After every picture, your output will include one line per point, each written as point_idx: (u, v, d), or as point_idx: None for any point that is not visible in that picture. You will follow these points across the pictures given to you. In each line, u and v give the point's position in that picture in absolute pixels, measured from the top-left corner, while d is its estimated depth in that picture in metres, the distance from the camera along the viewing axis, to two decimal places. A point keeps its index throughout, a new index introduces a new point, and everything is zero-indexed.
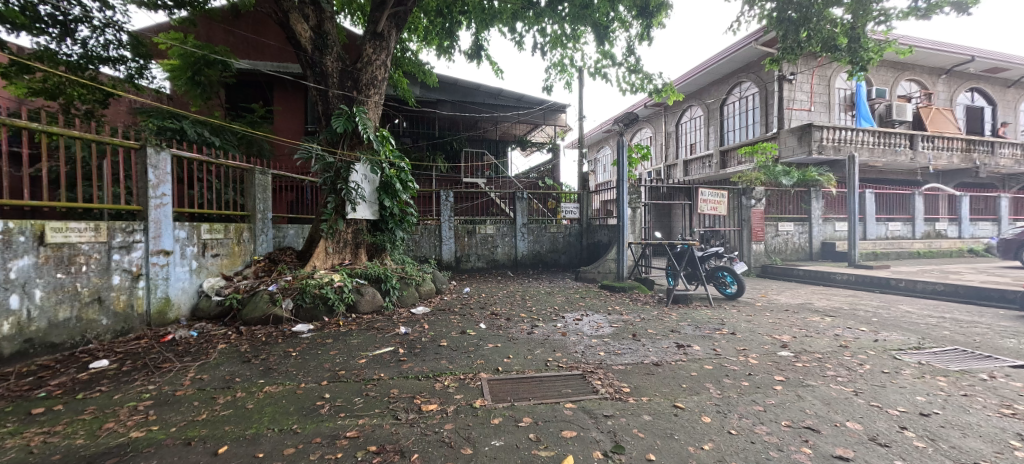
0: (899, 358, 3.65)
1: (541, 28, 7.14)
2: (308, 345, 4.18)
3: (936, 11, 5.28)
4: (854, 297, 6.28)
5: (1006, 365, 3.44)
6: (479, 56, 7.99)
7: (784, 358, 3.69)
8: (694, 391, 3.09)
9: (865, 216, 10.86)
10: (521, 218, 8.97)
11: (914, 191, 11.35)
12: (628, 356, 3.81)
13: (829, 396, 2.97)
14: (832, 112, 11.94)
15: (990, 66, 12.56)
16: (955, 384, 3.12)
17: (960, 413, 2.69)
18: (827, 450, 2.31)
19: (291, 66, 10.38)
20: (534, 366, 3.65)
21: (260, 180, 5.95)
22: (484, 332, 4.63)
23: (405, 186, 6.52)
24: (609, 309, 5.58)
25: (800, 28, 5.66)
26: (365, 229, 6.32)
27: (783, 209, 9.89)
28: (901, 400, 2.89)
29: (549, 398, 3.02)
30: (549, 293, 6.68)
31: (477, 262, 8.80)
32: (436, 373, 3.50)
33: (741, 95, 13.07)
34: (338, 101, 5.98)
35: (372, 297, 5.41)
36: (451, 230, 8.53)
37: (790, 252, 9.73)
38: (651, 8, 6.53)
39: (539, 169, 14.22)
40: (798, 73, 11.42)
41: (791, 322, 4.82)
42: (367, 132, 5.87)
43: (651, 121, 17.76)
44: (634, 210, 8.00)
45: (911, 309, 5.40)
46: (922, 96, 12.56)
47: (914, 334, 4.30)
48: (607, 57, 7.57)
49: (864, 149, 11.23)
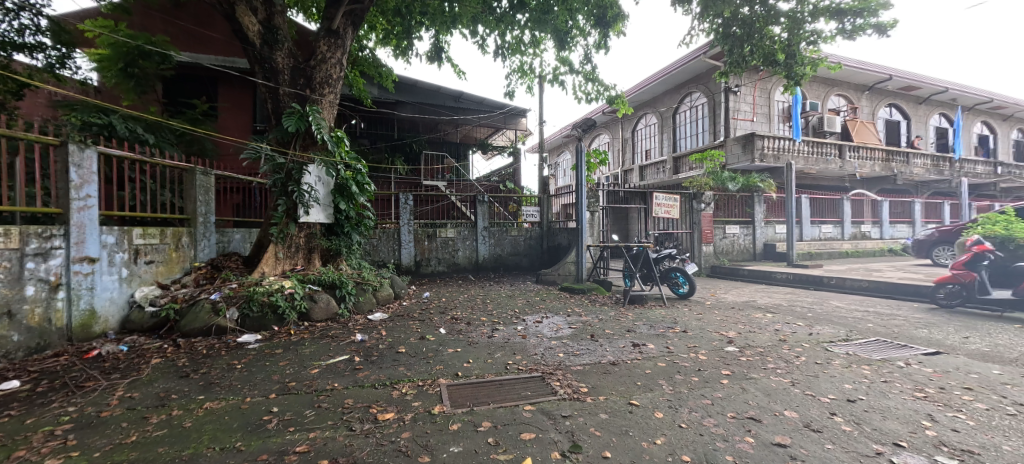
0: (830, 349, 3.95)
1: (501, 32, 7.19)
2: (255, 356, 3.93)
3: (860, 33, 5.81)
4: (792, 294, 6.77)
5: (920, 353, 3.82)
6: (439, 59, 7.92)
7: (731, 353, 3.90)
8: (648, 388, 3.19)
9: (802, 219, 11.74)
10: (482, 222, 8.95)
11: (844, 197, 12.42)
12: (586, 356, 3.88)
13: (770, 387, 3.16)
14: (772, 123, 12.86)
15: (905, 85, 14.01)
16: (877, 371, 3.42)
17: (881, 398, 2.94)
18: (768, 438, 2.45)
19: (238, 61, 9.84)
20: (494, 370, 3.63)
21: (202, 180, 5.56)
22: (444, 337, 4.56)
23: (362, 189, 6.29)
24: (569, 310, 5.67)
25: (744, 44, 6.07)
26: (319, 233, 6.06)
27: (730, 213, 10.50)
28: (832, 388, 3.13)
29: (509, 401, 3.01)
30: (510, 296, 6.69)
31: (437, 266, 8.67)
32: (393, 380, 3.39)
33: (691, 105, 13.79)
34: (289, 98, 5.71)
35: (326, 304, 5.17)
36: (411, 234, 8.34)
37: (736, 253, 10.34)
38: (608, 18, 6.74)
39: (501, 172, 14.27)
40: (742, 85, 12.23)
41: (736, 319, 5.11)
42: (321, 133, 5.67)
43: (609, 127, 18.32)
44: (593, 213, 8.21)
45: (840, 304, 5.88)
46: (849, 110, 13.81)
47: (844, 327, 4.68)
48: (567, 64, 7.73)
49: (801, 158, 12.16)
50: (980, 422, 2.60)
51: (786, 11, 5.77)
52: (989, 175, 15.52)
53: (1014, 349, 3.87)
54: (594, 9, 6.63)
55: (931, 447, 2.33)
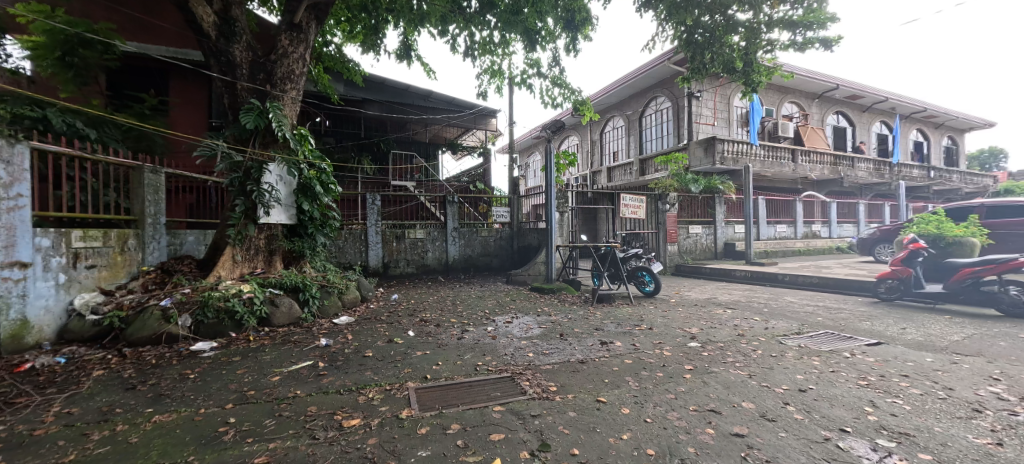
0: (783, 342, 4.16)
1: (470, 32, 7.16)
2: (209, 365, 3.71)
3: (809, 46, 6.18)
4: (750, 291, 7.10)
5: (863, 344, 4.09)
6: (408, 57, 7.80)
7: (693, 349, 4.04)
8: (615, 385, 3.25)
9: (759, 219, 12.35)
10: (451, 222, 8.88)
11: (796, 198, 13.17)
12: (555, 355, 3.91)
13: (729, 380, 3.30)
14: (732, 127, 13.48)
15: (851, 94, 15.02)
16: (826, 362, 3.64)
17: (829, 387, 3.13)
18: (727, 429, 2.55)
19: (192, 53, 9.42)
20: (463, 372, 3.59)
21: (151, 179, 5.22)
22: (413, 340, 4.48)
23: (326, 188, 6.07)
24: (539, 310, 5.71)
25: (705, 51, 6.34)
26: (281, 234, 5.82)
27: (694, 213, 10.91)
28: (785, 379, 3.30)
29: (478, 403, 2.98)
30: (480, 297, 6.67)
31: (407, 268, 8.52)
32: (360, 385, 3.30)
33: (657, 109, 14.23)
34: (248, 94, 5.46)
35: (288, 309, 4.97)
36: (379, 235, 8.15)
37: (699, 252, 10.73)
38: (576, 22, 6.84)
39: (472, 172, 14.21)
40: (704, 90, 12.75)
41: (699, 315, 5.31)
42: (283, 131, 5.49)
43: (578, 129, 18.59)
44: (562, 214, 8.33)
45: (792, 300, 6.22)
46: (801, 116, 14.67)
47: (796, 321, 4.96)
48: (536, 66, 7.80)
49: (758, 161, 12.80)
50: (915, 407, 2.81)
51: (744, 21, 6.01)
52: (924, 178, 16.87)
53: (945, 338, 4.21)
54: (563, 12, 6.71)
55: (872, 431, 2.50)
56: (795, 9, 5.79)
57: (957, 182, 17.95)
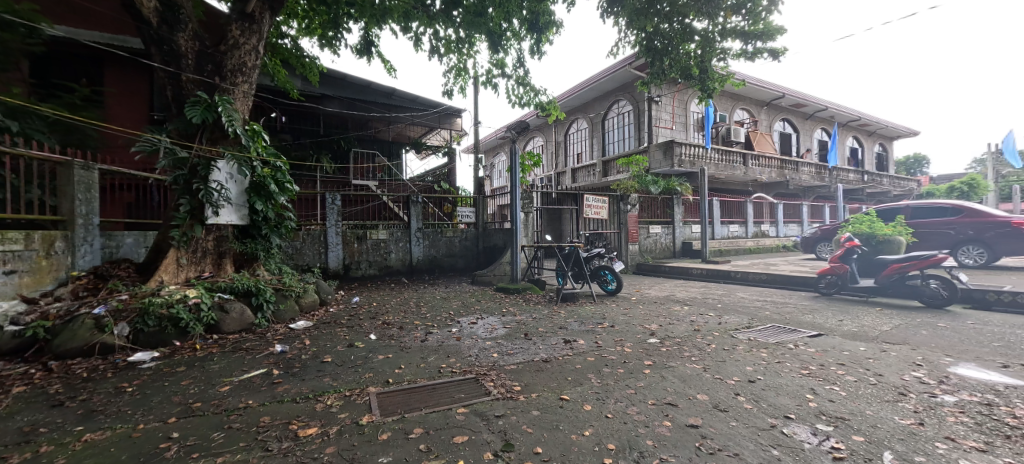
0: (735, 336, 4.38)
1: (434, 30, 7.07)
2: (150, 377, 3.44)
3: (758, 56, 6.55)
4: (705, 288, 7.43)
5: (805, 335, 4.38)
6: (369, 53, 7.60)
7: (652, 344, 4.18)
8: (579, 382, 3.30)
9: (714, 220, 12.97)
10: (415, 223, 8.72)
11: (747, 199, 13.93)
12: (519, 355, 3.93)
13: (686, 374, 3.44)
14: (689, 132, 14.10)
15: (795, 103, 16.10)
16: (773, 354, 3.87)
17: (775, 377, 3.33)
18: (682, 421, 2.66)
19: (131, 39, 8.76)
20: (426, 374, 3.53)
21: (83, 176, 4.78)
22: (374, 343, 4.36)
23: (281, 188, 5.79)
24: (503, 310, 5.71)
25: (663, 57, 6.59)
26: (232, 236, 5.50)
27: (653, 214, 11.29)
28: (736, 371, 3.48)
29: (441, 405, 2.94)
30: (444, 298, 6.59)
31: (369, 270, 8.28)
32: (317, 392, 3.16)
33: (619, 112, 14.64)
34: (194, 86, 5.13)
35: (239, 314, 4.70)
36: (339, 236, 7.88)
37: (659, 251, 11.11)
38: (541, 25, 6.87)
39: (437, 172, 14.03)
40: (662, 95, 13.26)
41: (657, 312, 5.51)
42: (234, 127, 5.20)
43: (542, 130, 18.74)
44: (527, 214, 8.40)
45: (743, 296, 6.56)
46: (751, 122, 15.57)
47: (746, 315, 5.24)
48: (501, 67, 7.80)
49: (713, 164, 13.43)
50: (850, 393, 3.04)
51: (700, 30, 6.28)
52: (859, 182, 18.34)
53: (876, 328, 4.60)
54: (528, 15, 6.74)
55: (813, 417, 2.68)
56: (746, 20, 6.11)
57: (886, 185, 19.64)
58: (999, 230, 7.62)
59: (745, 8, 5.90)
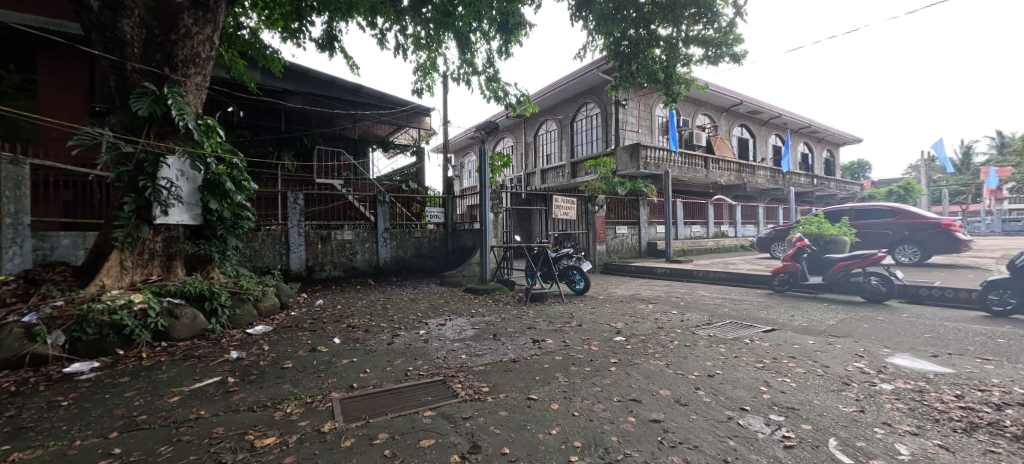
0: (696, 333, 4.55)
1: (402, 27, 6.94)
2: (89, 389, 3.18)
3: (721, 60, 6.81)
4: (669, 287, 7.68)
5: (759, 331, 4.60)
6: (332, 48, 7.37)
7: (618, 342, 4.27)
8: (546, 382, 3.33)
9: (677, 220, 13.44)
10: (382, 223, 8.53)
11: (709, 201, 14.51)
12: (488, 356, 3.92)
13: (649, 370, 3.54)
14: (654, 135, 14.57)
15: (753, 110, 16.97)
16: (730, 349, 4.05)
17: (732, 371, 3.49)
18: (646, 416, 2.73)
19: (69, 24, 8.12)
20: (393, 378, 3.45)
21: (11, 171, 4.37)
22: (338, 348, 4.22)
23: (238, 186, 5.52)
24: (472, 311, 5.68)
25: (631, 62, 6.75)
26: (184, 237, 5.18)
27: (621, 215, 11.53)
28: (697, 366, 3.62)
29: (408, 409, 2.88)
30: (412, 300, 6.49)
31: (333, 271, 8.01)
32: (276, 400, 3.03)
33: (587, 114, 14.93)
34: (141, 77, 4.81)
35: (191, 320, 4.43)
36: (301, 236, 7.59)
37: (625, 251, 11.38)
38: (511, 25, 6.90)
39: (405, 171, 13.80)
40: (629, 99, 13.62)
41: (624, 311, 5.64)
42: (185, 121, 4.91)
43: (512, 131, 18.78)
44: (496, 215, 8.41)
45: (704, 294, 6.81)
46: (712, 127, 16.28)
47: (706, 312, 5.46)
48: (470, 66, 7.76)
49: (677, 167, 13.91)
50: (800, 384, 3.23)
51: (665, 36, 6.50)
52: (809, 185, 19.54)
53: (824, 322, 4.90)
54: (498, 15, 6.75)
55: (766, 408, 2.82)
56: (707, 29, 6.38)
57: (834, 188, 21.01)
58: (931, 230, 8.37)
59: (705, 16, 6.17)
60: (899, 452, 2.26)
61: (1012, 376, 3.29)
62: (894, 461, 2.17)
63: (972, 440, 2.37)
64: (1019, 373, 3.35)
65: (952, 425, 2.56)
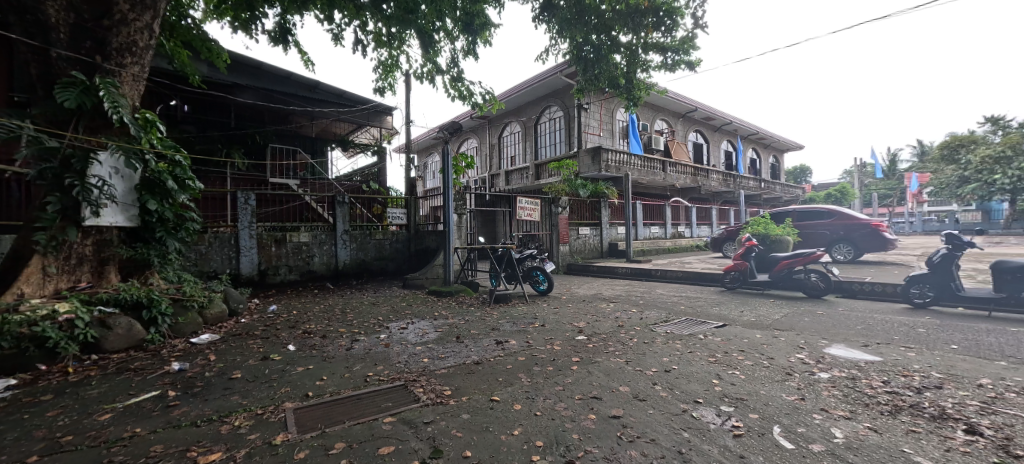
0: (654, 330, 4.72)
1: (362, 22, 6.74)
2: (3, 409, 2.86)
3: (677, 67, 7.12)
4: (629, 286, 7.91)
5: (712, 326, 4.83)
6: (286, 41, 7.06)
7: (580, 341, 4.36)
8: (509, 383, 3.34)
9: (637, 221, 13.87)
10: (341, 225, 8.25)
11: (667, 203, 15.10)
12: (451, 359, 3.88)
13: (610, 368, 3.63)
14: (614, 139, 15.01)
15: (707, 117, 17.87)
16: (685, 345, 4.22)
17: (687, 366, 3.64)
18: (606, 413, 2.80)
19: None
20: (351, 385, 3.34)
21: None
22: (293, 355, 4.04)
23: (182, 185, 5.13)
24: (435, 314, 5.60)
25: (593, 67, 6.90)
26: (117, 240, 4.77)
27: (584, 216, 11.77)
28: (654, 362, 3.75)
29: (366, 416, 2.80)
30: (372, 304, 6.31)
31: (289, 275, 7.65)
32: (223, 413, 2.85)
33: (551, 117, 15.15)
34: (69, 66, 4.40)
35: (127, 330, 4.09)
36: (253, 239, 7.20)
37: (588, 251, 11.62)
38: (475, 26, 6.88)
39: (366, 171, 13.42)
40: (591, 103, 13.95)
41: (585, 310, 5.75)
42: (120, 114, 4.54)
43: (476, 132, 18.70)
44: (460, 216, 8.37)
45: (661, 292, 7.06)
46: (670, 132, 16.98)
47: (663, 310, 5.67)
48: (434, 66, 7.66)
49: (637, 170, 14.39)
50: (748, 375, 3.42)
51: (625, 43, 6.70)
52: (758, 189, 20.80)
53: (769, 317, 5.22)
54: (462, 15, 6.71)
55: (718, 399, 2.97)
56: (665, 37, 6.62)
57: (779, 191, 22.48)
58: (863, 230, 9.14)
59: (664, 25, 6.37)
60: (835, 436, 2.43)
61: (928, 362, 3.64)
62: (830, 444, 2.34)
63: (897, 421, 2.60)
64: (935, 359, 3.71)
65: (880, 408, 2.79)
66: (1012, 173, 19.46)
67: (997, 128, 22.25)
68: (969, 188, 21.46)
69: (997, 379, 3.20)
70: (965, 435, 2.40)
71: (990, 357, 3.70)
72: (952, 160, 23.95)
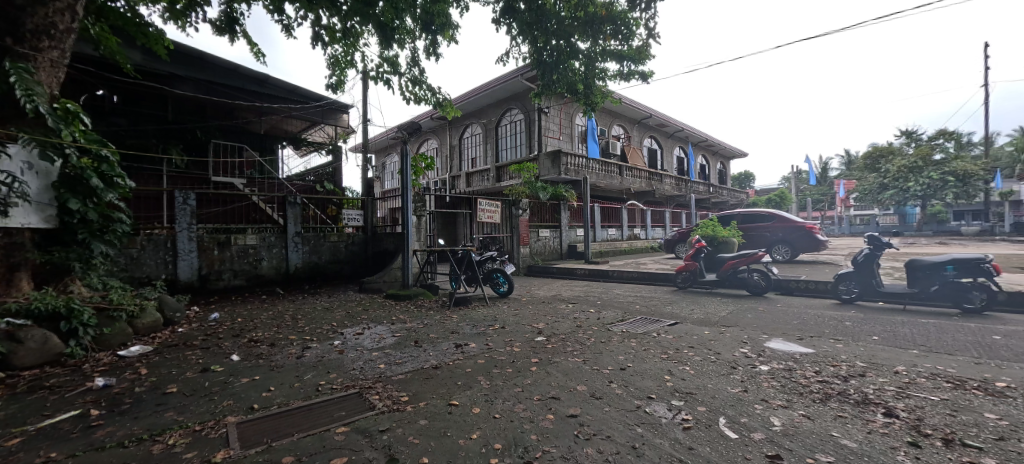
0: (610, 329, 4.86)
1: (315, 16, 6.47)
2: None
3: (631, 77, 7.39)
4: (587, 287, 8.11)
5: (663, 325, 5.04)
6: (232, 31, 6.64)
7: (539, 342, 4.41)
8: (468, 386, 3.31)
9: (595, 223, 14.25)
10: (292, 227, 7.87)
11: (624, 206, 15.63)
12: (408, 364, 3.80)
13: (568, 368, 3.70)
14: (573, 143, 15.37)
15: (661, 124, 18.72)
16: (639, 343, 4.38)
17: (641, 363, 3.79)
18: (564, 412, 2.84)
19: None
20: (301, 395, 3.19)
21: None
22: (237, 365, 3.80)
23: (109, 183, 4.67)
24: (393, 318, 5.45)
25: (553, 71, 6.99)
26: (29, 244, 4.28)
27: (544, 218, 11.95)
28: (610, 360, 3.86)
29: (318, 427, 2.68)
30: (326, 309, 6.05)
31: (234, 280, 7.18)
32: (155, 431, 2.62)
33: (512, 120, 15.26)
34: None
35: (41, 344, 3.67)
36: (193, 241, 6.71)
37: (548, 253, 11.78)
38: (436, 26, 6.80)
39: (320, 171, 12.87)
40: (551, 107, 14.20)
41: (544, 311, 5.83)
42: (35, 103, 4.07)
43: (436, 133, 18.46)
44: (420, 218, 8.24)
45: (617, 293, 7.29)
46: (627, 137, 17.60)
47: (619, 310, 5.86)
48: (393, 64, 7.47)
49: (595, 174, 14.80)
50: (696, 370, 3.61)
51: (584, 49, 6.84)
52: (707, 193, 22.02)
53: (716, 314, 5.53)
54: (421, 14, 6.60)
55: (669, 394, 3.11)
56: (622, 45, 6.85)
57: (726, 196, 23.95)
58: (800, 232, 9.88)
59: (622, 34, 6.61)
60: (773, 424, 2.62)
61: (853, 352, 4.00)
62: (769, 432, 2.51)
63: (826, 408, 2.84)
64: (858, 349, 4.09)
65: (812, 396, 3.04)
66: (922, 182, 22.31)
67: (910, 141, 24.92)
68: (888, 194, 23.96)
69: (910, 366, 3.58)
70: (884, 418, 2.66)
71: (904, 346, 4.11)
72: (873, 169, 26.61)
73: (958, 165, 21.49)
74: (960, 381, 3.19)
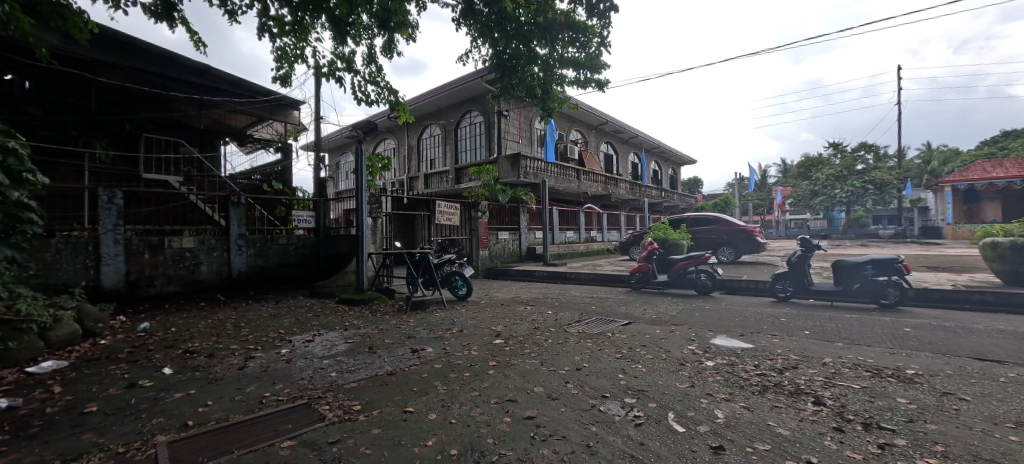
0: (567, 331, 4.96)
1: (263, 6, 6.11)
2: None
3: (587, 85, 7.61)
4: (544, 289, 8.24)
5: (615, 326, 5.21)
6: (169, 17, 6.15)
7: (497, 345, 4.43)
8: (424, 392, 3.26)
9: (554, 226, 14.48)
10: (235, 229, 7.40)
11: (581, 209, 16.03)
12: (362, 371, 3.68)
13: (525, 370, 3.73)
14: (532, 146, 15.59)
15: (616, 130, 19.41)
16: (595, 343, 4.51)
17: (596, 363, 3.90)
18: (521, 414, 2.87)
19: None
20: (244, 409, 2.99)
21: None
22: (170, 379, 3.51)
23: (18, 179, 4.15)
24: (345, 324, 5.25)
25: (512, 74, 7.02)
26: None
27: (502, 221, 12.00)
28: (567, 361, 3.95)
29: (261, 442, 2.54)
30: (274, 316, 5.74)
31: (168, 286, 6.64)
32: (70, 457, 2.36)
33: (471, 122, 15.20)
34: None
35: None
36: (121, 244, 6.13)
37: (507, 255, 11.84)
38: (393, 23, 6.66)
39: (268, 170, 12.20)
40: (510, 110, 14.32)
41: (503, 314, 5.85)
42: None
43: (394, 133, 18.02)
44: (375, 219, 8.01)
45: (573, 294, 7.45)
46: (584, 142, 18.08)
47: (575, 311, 6.01)
48: (348, 61, 7.21)
49: (554, 177, 15.06)
50: (648, 368, 3.76)
51: (542, 55, 6.94)
52: (660, 197, 23.08)
53: (666, 314, 5.81)
54: (378, 10, 6.43)
55: (621, 393, 3.21)
56: (579, 52, 7.04)
57: (677, 200, 25.21)
58: (741, 235, 10.61)
59: (579, 41, 6.82)
60: (717, 416, 2.78)
61: (787, 346, 4.34)
62: (713, 424, 2.66)
63: (764, 399, 3.05)
64: (792, 343, 4.44)
65: (752, 388, 3.26)
66: (846, 189, 24.59)
67: (837, 152, 27.39)
68: (818, 200, 26.20)
69: (836, 358, 3.93)
70: (813, 406, 2.90)
71: (831, 340, 4.51)
72: (805, 177, 29.03)
73: (876, 175, 23.92)
74: (877, 370, 3.54)
